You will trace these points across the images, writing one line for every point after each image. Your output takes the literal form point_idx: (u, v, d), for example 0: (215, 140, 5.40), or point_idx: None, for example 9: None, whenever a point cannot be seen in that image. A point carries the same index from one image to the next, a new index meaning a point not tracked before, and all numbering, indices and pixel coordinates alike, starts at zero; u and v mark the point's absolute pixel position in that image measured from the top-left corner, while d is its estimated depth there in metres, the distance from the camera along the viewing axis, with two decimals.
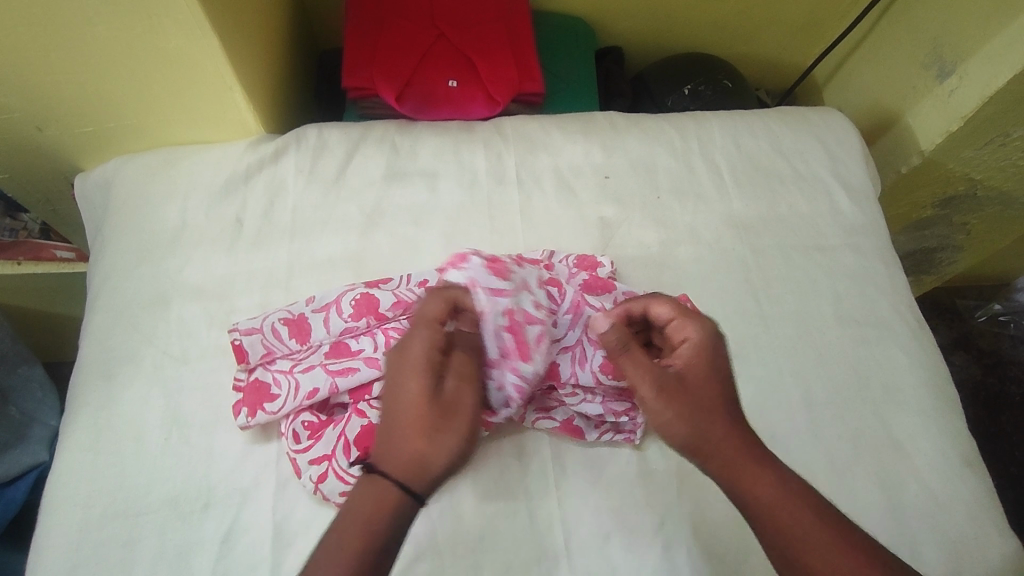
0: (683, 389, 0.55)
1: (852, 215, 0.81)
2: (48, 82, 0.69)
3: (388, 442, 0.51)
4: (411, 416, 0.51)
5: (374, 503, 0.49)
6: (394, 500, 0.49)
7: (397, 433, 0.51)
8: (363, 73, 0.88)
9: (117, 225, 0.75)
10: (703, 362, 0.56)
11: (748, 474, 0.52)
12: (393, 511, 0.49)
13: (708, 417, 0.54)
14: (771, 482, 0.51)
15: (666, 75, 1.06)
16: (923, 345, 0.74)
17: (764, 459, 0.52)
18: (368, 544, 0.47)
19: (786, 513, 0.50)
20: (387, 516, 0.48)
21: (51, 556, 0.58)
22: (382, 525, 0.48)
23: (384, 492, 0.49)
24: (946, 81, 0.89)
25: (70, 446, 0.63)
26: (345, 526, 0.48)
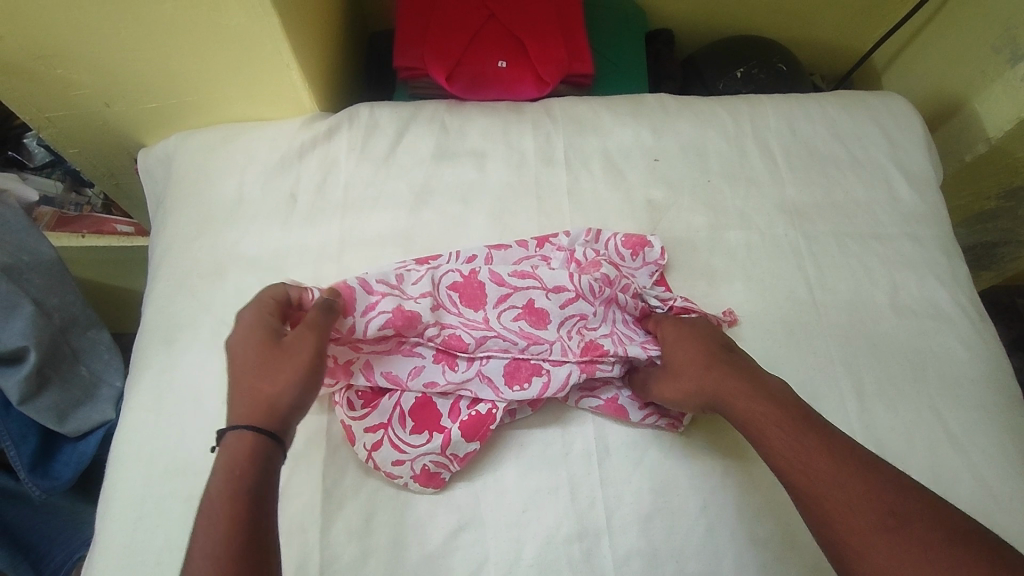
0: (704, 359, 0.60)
1: (913, 204, 0.78)
2: (116, 58, 0.72)
3: (235, 407, 0.53)
4: (241, 372, 0.55)
5: (236, 455, 0.50)
6: (250, 449, 0.50)
7: (239, 391, 0.54)
8: (415, 54, 0.89)
9: (179, 198, 0.78)
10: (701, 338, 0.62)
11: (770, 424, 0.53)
12: (253, 456, 0.50)
13: (739, 377, 0.57)
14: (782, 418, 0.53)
15: (717, 57, 1.04)
16: (984, 339, 0.71)
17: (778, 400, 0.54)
18: (234, 493, 0.48)
19: (788, 451, 0.51)
20: (252, 463, 0.50)
21: (118, 507, 0.62)
22: (245, 472, 0.49)
23: (242, 443, 0.51)
24: (1019, 66, 0.85)
25: (135, 406, 0.66)
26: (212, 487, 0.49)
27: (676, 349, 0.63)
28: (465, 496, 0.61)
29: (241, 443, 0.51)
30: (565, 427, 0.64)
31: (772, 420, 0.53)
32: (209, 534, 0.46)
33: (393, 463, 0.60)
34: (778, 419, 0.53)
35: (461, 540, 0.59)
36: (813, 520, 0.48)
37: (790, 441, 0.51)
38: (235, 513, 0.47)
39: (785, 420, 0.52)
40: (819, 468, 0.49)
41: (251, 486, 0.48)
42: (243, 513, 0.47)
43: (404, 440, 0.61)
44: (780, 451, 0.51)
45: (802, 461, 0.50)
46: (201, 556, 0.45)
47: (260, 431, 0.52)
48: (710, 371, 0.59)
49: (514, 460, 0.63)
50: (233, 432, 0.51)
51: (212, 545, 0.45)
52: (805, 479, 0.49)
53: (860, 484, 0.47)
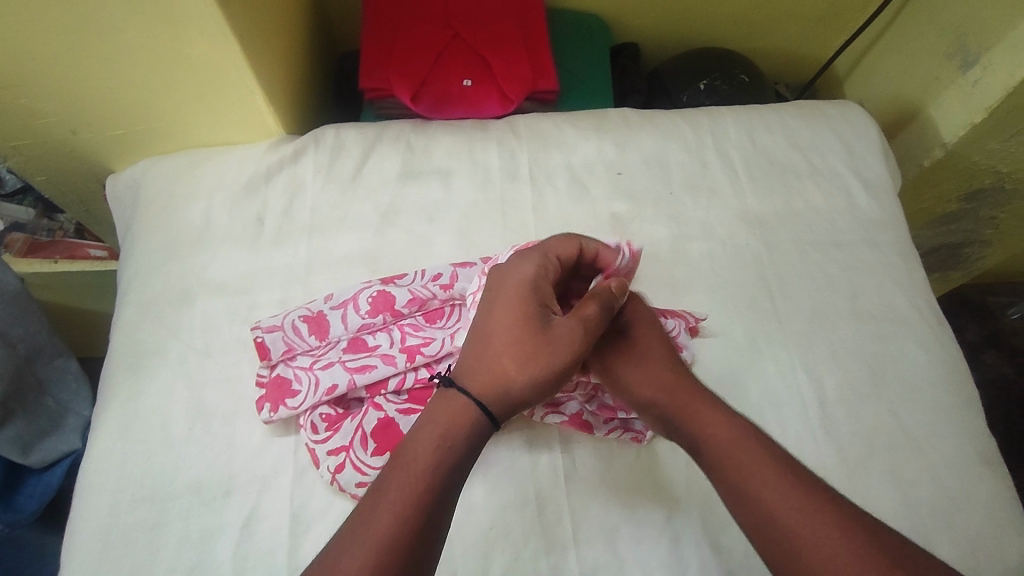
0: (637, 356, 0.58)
1: (870, 211, 0.80)
2: (79, 88, 0.72)
3: (476, 369, 0.53)
4: (486, 338, 0.54)
5: (440, 434, 0.50)
6: (462, 430, 0.51)
7: (489, 355, 0.53)
8: (380, 75, 0.90)
9: (146, 224, 0.78)
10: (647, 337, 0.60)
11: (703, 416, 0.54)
12: (467, 432, 0.51)
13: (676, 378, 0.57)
14: (722, 423, 0.53)
15: (681, 70, 1.06)
16: (942, 342, 0.73)
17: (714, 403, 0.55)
18: (439, 466, 0.49)
19: (727, 446, 0.52)
20: (462, 436, 0.50)
21: (84, 537, 0.61)
22: (456, 448, 0.50)
23: (461, 413, 0.51)
24: (970, 72, 0.88)
25: (102, 434, 0.66)
26: (422, 447, 0.49)
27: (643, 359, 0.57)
28: None
29: (448, 416, 0.51)
30: (532, 443, 0.65)
31: (759, 460, 0.50)
32: (400, 497, 0.47)
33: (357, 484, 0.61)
34: (757, 460, 0.50)
35: None
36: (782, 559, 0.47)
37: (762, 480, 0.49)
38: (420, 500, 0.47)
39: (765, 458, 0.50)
40: (794, 514, 0.47)
41: (460, 463, 0.49)
42: (444, 488, 0.48)
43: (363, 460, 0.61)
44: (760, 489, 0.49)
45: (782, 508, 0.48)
46: (386, 520, 0.46)
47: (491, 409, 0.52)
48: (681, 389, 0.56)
49: (482, 477, 0.63)
50: (451, 399, 0.52)
51: (402, 514, 0.46)
52: (786, 521, 0.47)
53: (828, 528, 0.46)
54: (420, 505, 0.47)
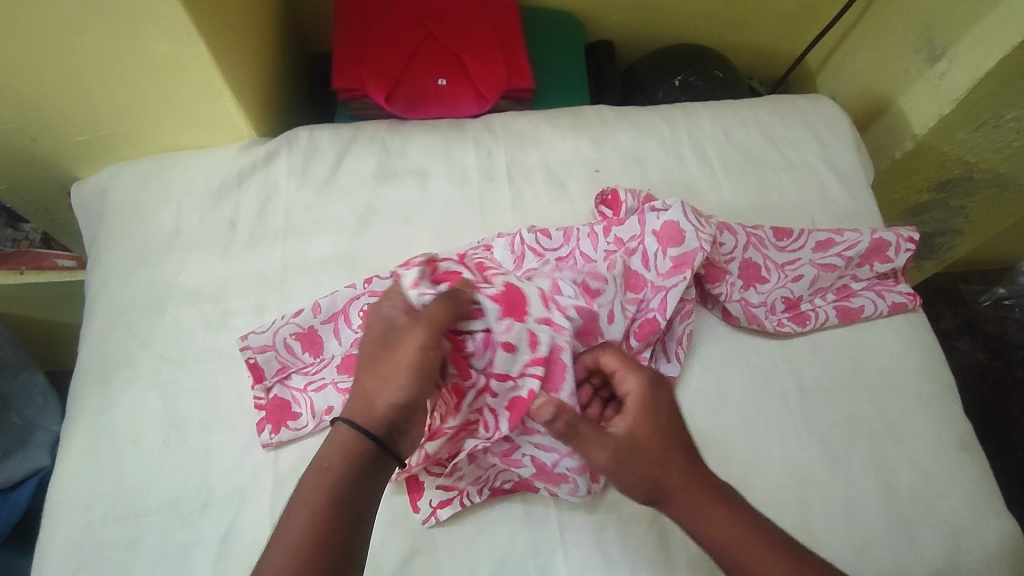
0: (634, 453, 0.54)
1: (845, 202, 0.81)
2: (38, 92, 0.70)
3: (365, 407, 0.52)
4: (370, 379, 0.53)
5: (339, 444, 0.51)
6: (367, 459, 0.51)
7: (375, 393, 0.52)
8: (353, 75, 0.88)
9: (113, 231, 0.75)
10: (646, 417, 0.55)
11: (714, 519, 0.53)
12: (351, 461, 0.50)
13: (661, 465, 0.54)
14: (727, 523, 0.53)
15: (656, 66, 1.06)
16: (918, 329, 0.74)
17: (722, 495, 0.54)
18: (327, 497, 0.49)
19: (747, 555, 0.52)
20: (347, 466, 0.50)
21: (54, 558, 0.59)
22: (347, 474, 0.50)
23: (349, 440, 0.51)
24: (937, 65, 0.89)
25: (71, 450, 0.64)
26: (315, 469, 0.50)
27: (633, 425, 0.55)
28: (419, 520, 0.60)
29: (363, 453, 0.50)
30: None
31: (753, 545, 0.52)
32: (295, 527, 0.47)
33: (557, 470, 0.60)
34: (755, 545, 0.52)
35: (415, 566, 0.59)
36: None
37: (732, 530, 0.53)
38: (323, 510, 0.48)
39: (728, 514, 0.53)
40: (773, 574, 0.51)
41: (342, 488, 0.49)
42: (332, 515, 0.48)
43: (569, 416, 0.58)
44: (724, 537, 0.53)
45: (762, 563, 0.51)
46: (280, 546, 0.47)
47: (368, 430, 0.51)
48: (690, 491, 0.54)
49: None
50: (339, 426, 0.52)
51: (300, 539, 0.47)
52: None
53: None
54: (313, 535, 0.47)
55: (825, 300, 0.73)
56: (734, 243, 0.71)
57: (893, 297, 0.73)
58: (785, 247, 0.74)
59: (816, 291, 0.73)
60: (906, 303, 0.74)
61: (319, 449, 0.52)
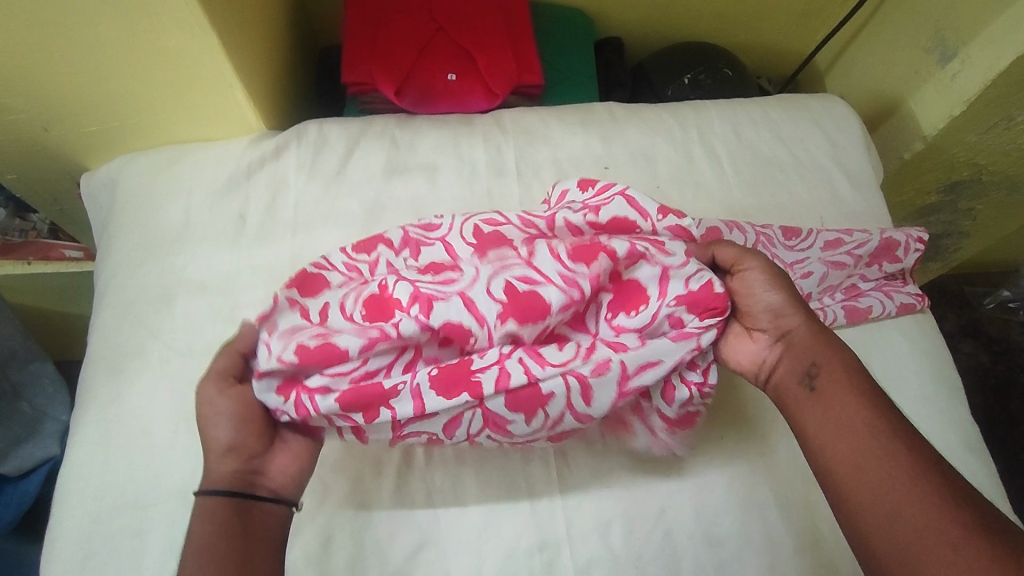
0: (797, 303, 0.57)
1: (854, 203, 0.81)
2: (50, 83, 0.70)
3: (207, 469, 0.53)
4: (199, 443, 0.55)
5: (205, 513, 0.51)
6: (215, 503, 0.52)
7: (208, 453, 0.53)
8: (363, 69, 0.89)
9: (123, 222, 0.76)
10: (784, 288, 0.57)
11: (834, 395, 0.52)
12: (221, 516, 0.51)
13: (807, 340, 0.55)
14: (851, 410, 0.50)
15: (665, 64, 1.06)
16: (926, 331, 0.74)
17: (849, 392, 0.51)
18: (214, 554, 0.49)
19: (867, 450, 0.48)
20: (220, 519, 0.51)
21: (64, 547, 0.60)
22: (218, 530, 0.50)
23: (211, 503, 0.51)
24: (948, 65, 0.89)
25: (80, 441, 0.64)
26: (197, 542, 0.50)
27: (758, 295, 0.57)
28: (426, 514, 0.61)
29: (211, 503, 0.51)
30: None
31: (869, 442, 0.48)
32: None
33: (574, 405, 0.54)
34: (858, 421, 0.50)
35: (424, 558, 0.59)
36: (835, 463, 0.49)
37: (853, 426, 0.50)
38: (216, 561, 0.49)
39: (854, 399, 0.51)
40: (870, 445, 0.48)
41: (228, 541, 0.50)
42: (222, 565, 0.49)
43: (628, 366, 0.54)
44: (839, 413, 0.50)
45: (873, 444, 0.48)
46: None
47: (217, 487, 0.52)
48: (816, 338, 0.55)
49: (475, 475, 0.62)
50: (200, 497, 0.52)
51: None
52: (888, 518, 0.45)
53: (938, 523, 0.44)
54: None
55: (834, 299, 0.73)
56: (742, 241, 0.72)
57: (901, 297, 0.74)
58: (794, 246, 0.74)
59: (825, 289, 0.73)
60: (915, 304, 0.74)
61: (188, 528, 0.52)
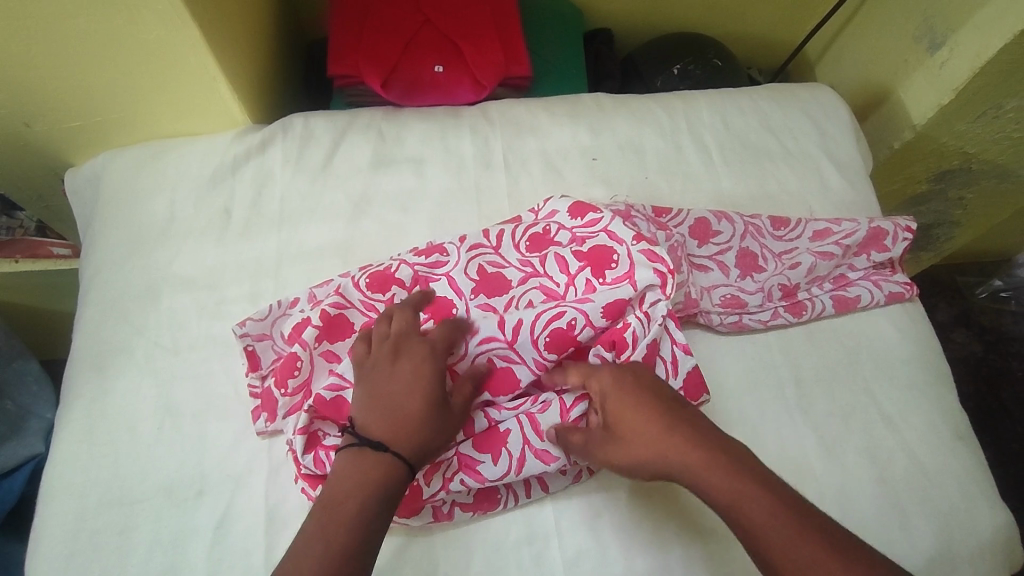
0: (628, 422, 0.54)
1: (843, 192, 0.81)
2: (32, 78, 0.69)
3: (397, 431, 0.52)
4: (399, 398, 0.54)
5: (382, 471, 0.51)
6: (395, 467, 0.51)
7: (404, 418, 0.53)
8: (349, 61, 0.88)
9: (107, 217, 0.75)
10: (626, 402, 0.54)
11: (709, 475, 0.50)
12: (397, 487, 0.51)
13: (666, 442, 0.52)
14: (727, 483, 0.49)
15: (654, 55, 1.06)
16: (915, 319, 0.74)
17: (723, 462, 0.50)
18: (365, 521, 0.49)
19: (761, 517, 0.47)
20: (395, 490, 0.51)
21: (48, 545, 0.59)
22: (385, 499, 0.50)
23: (387, 466, 0.51)
24: (938, 53, 0.88)
25: (64, 438, 0.64)
26: (355, 496, 0.50)
27: (615, 451, 0.54)
28: None
29: (393, 466, 0.51)
30: None
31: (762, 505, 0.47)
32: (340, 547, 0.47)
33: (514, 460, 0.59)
34: (737, 487, 0.48)
35: (412, 551, 0.59)
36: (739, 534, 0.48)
37: (740, 493, 0.48)
38: (363, 526, 0.49)
39: (729, 470, 0.49)
40: (764, 509, 0.47)
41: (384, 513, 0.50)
42: (372, 533, 0.49)
43: (566, 400, 0.59)
44: (723, 486, 0.49)
45: (765, 516, 0.47)
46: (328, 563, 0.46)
47: (411, 459, 0.52)
48: (672, 454, 0.51)
49: None
50: (386, 455, 0.51)
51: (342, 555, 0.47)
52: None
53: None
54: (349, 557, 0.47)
55: (822, 290, 0.72)
56: (730, 232, 0.73)
57: (890, 286, 0.73)
58: (782, 236, 0.74)
59: (813, 280, 0.73)
60: (904, 293, 0.74)
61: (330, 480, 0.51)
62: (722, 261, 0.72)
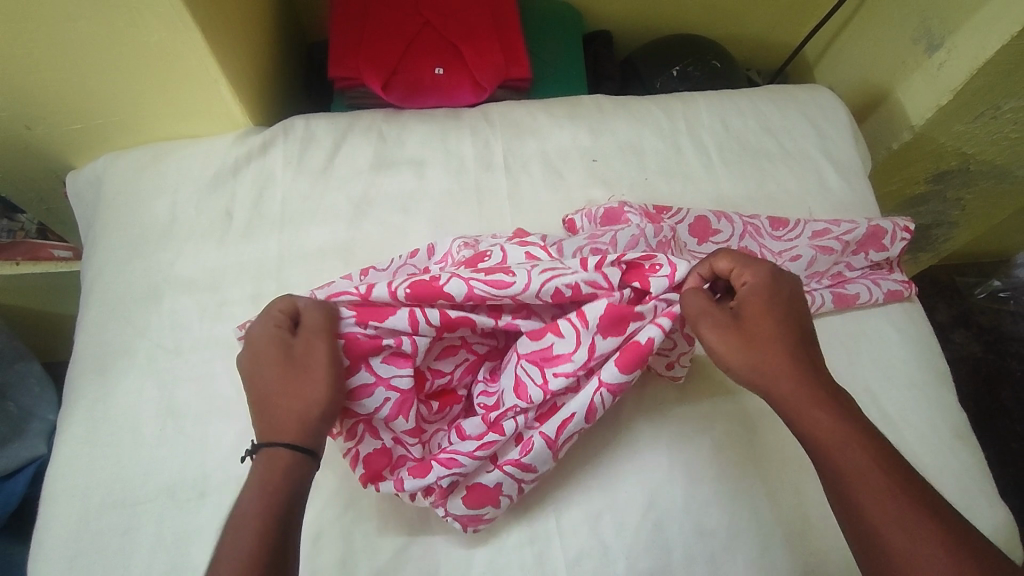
0: (765, 322, 0.53)
1: (842, 192, 0.81)
2: (33, 81, 0.69)
3: (271, 421, 0.51)
4: (267, 386, 0.52)
5: (275, 462, 0.49)
6: (282, 457, 0.49)
7: (268, 407, 0.52)
8: (350, 63, 0.88)
9: (109, 219, 0.75)
10: (767, 309, 0.54)
11: (816, 408, 0.50)
12: (290, 472, 0.49)
13: (779, 361, 0.52)
14: (829, 424, 0.49)
15: (653, 56, 1.06)
16: (914, 319, 0.74)
17: (827, 402, 0.50)
18: (267, 512, 0.47)
19: (853, 460, 0.47)
20: (287, 475, 0.49)
21: (51, 546, 0.59)
22: (283, 484, 0.49)
23: (275, 458, 0.49)
24: (935, 55, 0.89)
25: (67, 439, 0.64)
26: (250, 497, 0.48)
27: (728, 350, 0.53)
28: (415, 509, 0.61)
29: (276, 455, 0.49)
30: None
31: (851, 453, 0.48)
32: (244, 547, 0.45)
33: (519, 468, 0.57)
34: (841, 429, 0.49)
35: (414, 552, 0.59)
36: (824, 468, 0.49)
37: (841, 435, 0.48)
38: (269, 518, 0.47)
39: (831, 412, 0.50)
40: (858, 453, 0.48)
41: (286, 499, 0.48)
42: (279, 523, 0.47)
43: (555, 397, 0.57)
44: (818, 425, 0.49)
45: (860, 463, 0.47)
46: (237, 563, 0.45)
47: (288, 441, 0.50)
48: (793, 374, 0.51)
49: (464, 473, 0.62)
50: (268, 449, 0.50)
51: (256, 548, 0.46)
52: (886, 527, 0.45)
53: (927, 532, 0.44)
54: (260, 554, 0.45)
55: (822, 285, 0.72)
56: (730, 231, 0.73)
57: (888, 284, 0.74)
58: (781, 236, 0.74)
59: (813, 275, 0.73)
60: (902, 292, 0.74)
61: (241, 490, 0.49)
62: None
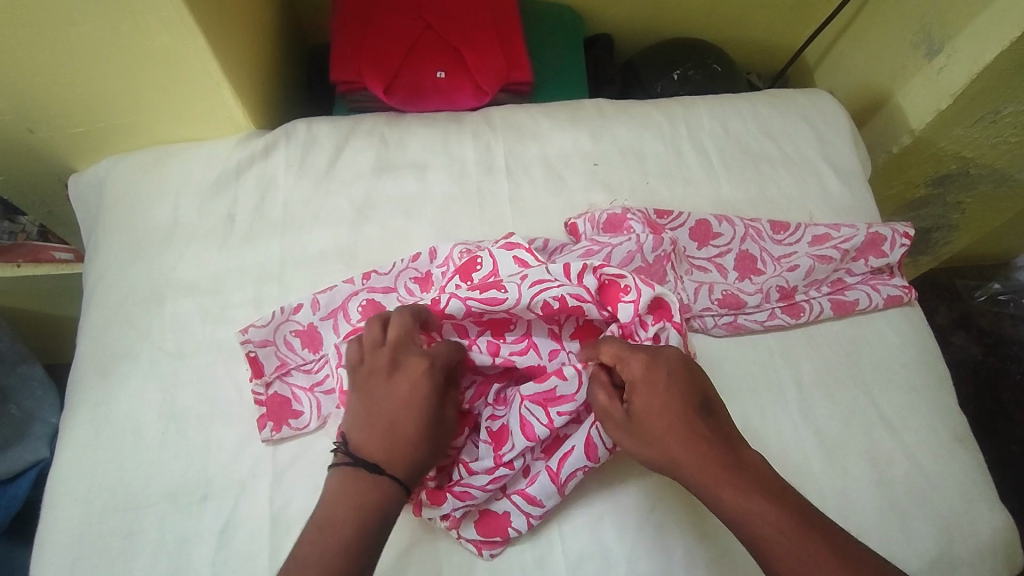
0: (662, 412, 0.52)
1: (842, 196, 0.81)
2: (37, 84, 0.70)
3: (389, 450, 0.53)
4: (384, 411, 0.54)
5: (374, 488, 0.51)
6: (385, 488, 0.51)
7: (380, 433, 0.53)
8: (352, 67, 0.88)
9: (111, 222, 0.75)
10: (658, 393, 0.53)
11: (725, 485, 0.49)
12: (387, 504, 0.51)
13: (686, 442, 0.51)
14: (744, 497, 0.49)
15: (654, 60, 1.06)
16: (914, 323, 0.74)
17: (737, 472, 0.50)
18: (359, 532, 0.49)
19: (773, 533, 0.47)
20: (387, 505, 0.51)
21: (54, 549, 0.59)
22: (376, 514, 0.50)
23: (372, 488, 0.51)
24: (935, 59, 0.89)
25: (69, 442, 0.64)
26: (336, 509, 0.50)
27: (636, 442, 0.53)
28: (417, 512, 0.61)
29: (383, 487, 0.51)
30: None
31: (772, 518, 0.47)
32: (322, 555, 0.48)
33: (526, 500, 0.59)
34: (761, 502, 0.48)
35: (416, 555, 0.59)
36: (748, 546, 0.48)
37: (754, 505, 0.48)
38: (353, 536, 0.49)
39: (739, 482, 0.49)
40: (779, 520, 0.47)
41: (377, 524, 0.50)
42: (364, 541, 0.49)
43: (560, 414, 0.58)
44: (738, 502, 0.49)
45: (781, 533, 0.47)
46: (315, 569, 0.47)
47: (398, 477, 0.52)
48: (699, 456, 0.51)
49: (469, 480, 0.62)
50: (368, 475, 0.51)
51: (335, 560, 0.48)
52: None
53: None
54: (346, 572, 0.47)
55: (820, 293, 0.73)
56: (730, 235, 0.74)
57: (887, 290, 0.74)
58: (781, 240, 0.75)
59: (811, 283, 0.73)
60: (902, 296, 0.74)
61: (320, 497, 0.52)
62: (721, 265, 0.73)
